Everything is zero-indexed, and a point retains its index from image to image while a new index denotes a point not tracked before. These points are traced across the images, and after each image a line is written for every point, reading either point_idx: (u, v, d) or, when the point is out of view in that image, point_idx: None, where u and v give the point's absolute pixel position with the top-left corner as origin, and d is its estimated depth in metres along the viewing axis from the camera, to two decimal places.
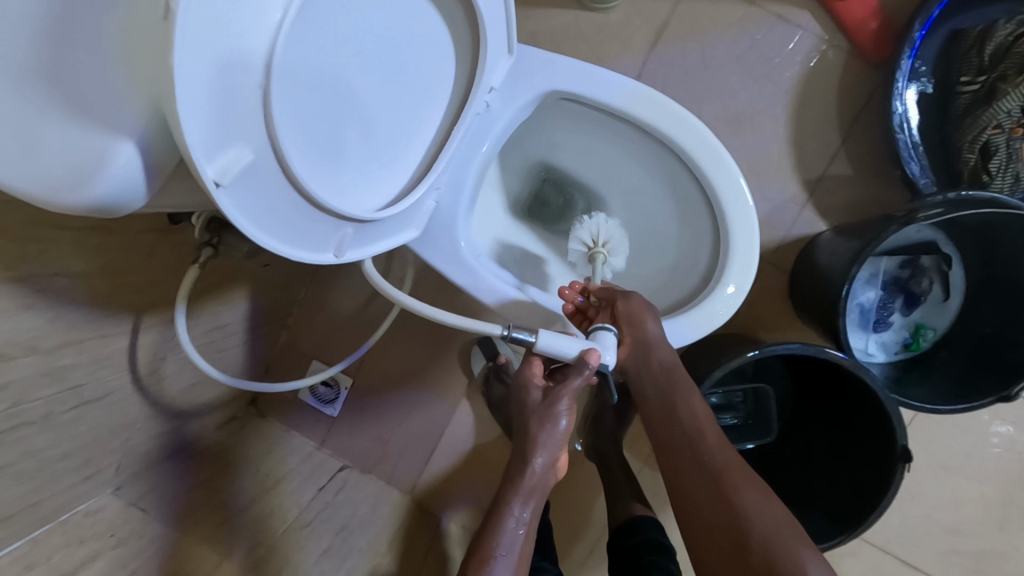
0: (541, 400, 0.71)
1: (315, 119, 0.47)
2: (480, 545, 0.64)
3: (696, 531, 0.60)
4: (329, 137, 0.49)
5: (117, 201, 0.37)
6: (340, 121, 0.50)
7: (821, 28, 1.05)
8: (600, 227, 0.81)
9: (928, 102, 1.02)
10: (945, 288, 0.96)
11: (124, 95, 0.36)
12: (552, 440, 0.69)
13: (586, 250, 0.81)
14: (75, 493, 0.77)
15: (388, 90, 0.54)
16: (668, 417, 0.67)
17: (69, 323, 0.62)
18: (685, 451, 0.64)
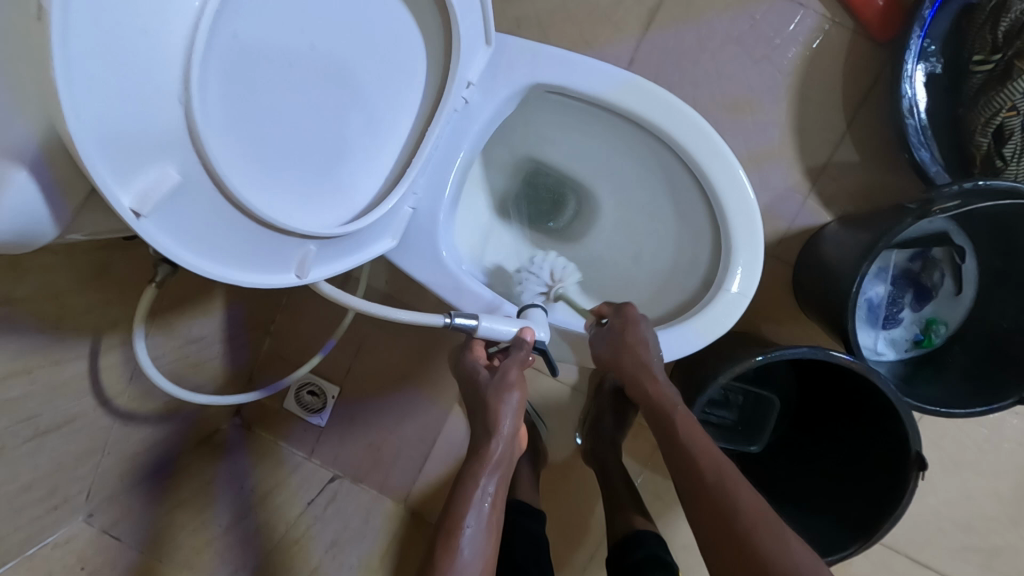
0: (491, 374, 0.68)
1: (261, 129, 0.42)
2: (448, 519, 0.58)
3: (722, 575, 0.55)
4: (282, 148, 0.44)
5: (20, 233, 0.31)
6: (292, 129, 0.44)
7: (824, 6, 0.99)
8: (558, 267, 0.80)
9: (937, 82, 0.97)
10: (958, 280, 0.92)
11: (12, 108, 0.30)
12: (506, 412, 0.65)
13: (546, 293, 0.79)
14: (40, 525, 0.72)
15: (347, 89, 0.48)
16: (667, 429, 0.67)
17: (14, 352, 0.56)
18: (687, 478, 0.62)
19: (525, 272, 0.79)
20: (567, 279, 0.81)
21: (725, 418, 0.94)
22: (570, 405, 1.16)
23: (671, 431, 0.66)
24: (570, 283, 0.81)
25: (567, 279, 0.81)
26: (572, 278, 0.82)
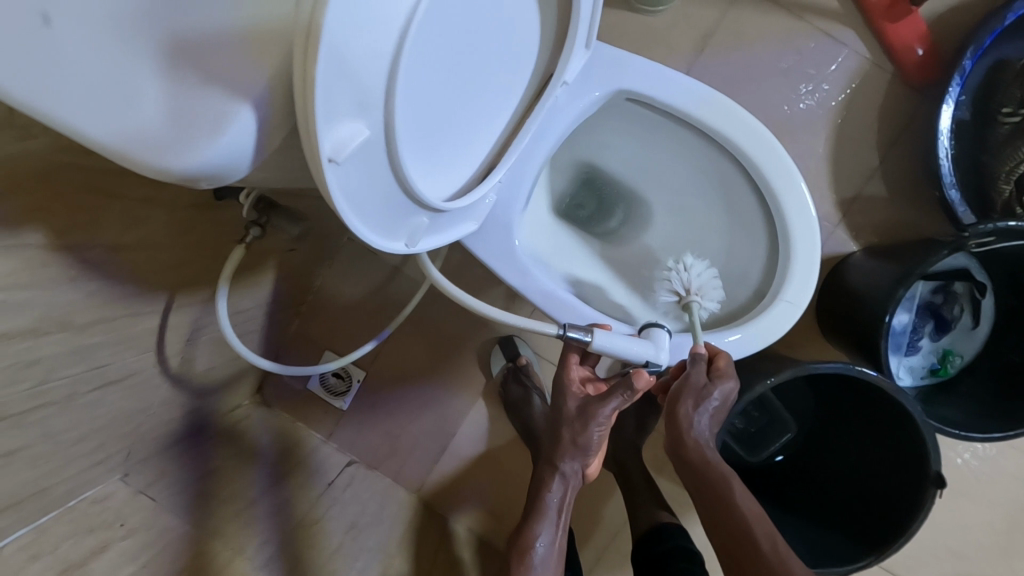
0: (577, 407, 0.73)
1: (420, 105, 0.44)
2: (522, 537, 0.72)
3: None
4: (427, 124, 0.46)
5: (221, 167, 0.33)
6: (437, 108, 0.47)
7: (865, 48, 1.05)
8: (694, 274, 0.73)
9: (965, 129, 1.03)
10: (975, 315, 0.97)
11: (246, 57, 0.33)
12: (584, 450, 0.73)
13: (677, 299, 0.73)
14: (85, 478, 0.72)
15: (481, 75, 0.51)
16: (742, 555, 0.63)
17: (106, 298, 0.57)
18: (732, 540, 0.64)
19: (681, 267, 0.73)
20: (707, 297, 0.73)
21: (739, 426, 0.97)
22: None
23: (724, 507, 0.66)
24: (707, 303, 0.73)
25: (707, 297, 0.73)
26: (712, 298, 0.73)
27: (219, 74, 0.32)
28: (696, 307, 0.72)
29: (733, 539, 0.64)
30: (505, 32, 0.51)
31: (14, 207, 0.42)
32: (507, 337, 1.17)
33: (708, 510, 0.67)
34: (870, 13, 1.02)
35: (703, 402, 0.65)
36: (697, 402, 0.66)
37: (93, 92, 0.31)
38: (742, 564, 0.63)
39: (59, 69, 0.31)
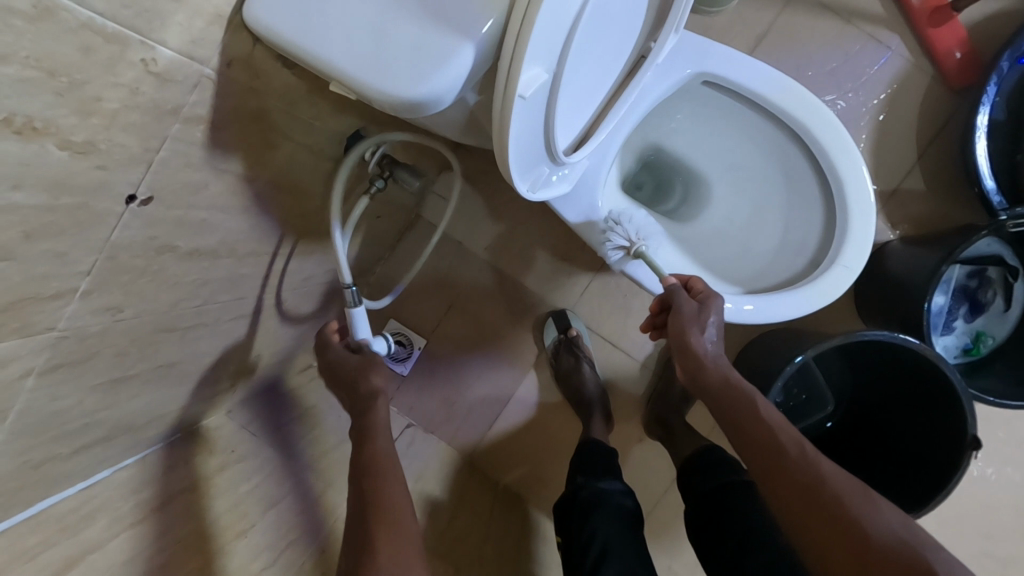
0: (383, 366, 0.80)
1: (574, 70, 0.53)
2: None
3: (817, 547, 0.58)
4: (572, 86, 0.55)
5: (439, 94, 0.42)
6: (580, 75, 0.55)
7: (908, 52, 1.13)
8: (632, 223, 0.78)
9: (999, 129, 1.11)
10: (1007, 299, 1.04)
11: (474, 3, 0.40)
12: None
13: (627, 248, 0.78)
14: (207, 404, 0.81)
15: (611, 52, 0.60)
16: (772, 463, 0.64)
17: (260, 232, 0.66)
18: (761, 450, 0.66)
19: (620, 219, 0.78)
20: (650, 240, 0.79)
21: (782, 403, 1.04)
22: (637, 382, 1.26)
23: (749, 422, 0.67)
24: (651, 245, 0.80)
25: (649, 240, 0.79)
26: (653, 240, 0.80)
27: (451, 19, 0.40)
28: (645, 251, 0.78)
29: (762, 450, 0.66)
30: (629, 17, 0.60)
31: (232, 136, 0.51)
32: (561, 310, 1.24)
33: (733, 427, 0.69)
34: (914, 19, 1.10)
35: (704, 326, 0.72)
36: (700, 325, 0.72)
37: (354, 30, 0.41)
38: (771, 471, 0.64)
39: (338, 15, 0.41)
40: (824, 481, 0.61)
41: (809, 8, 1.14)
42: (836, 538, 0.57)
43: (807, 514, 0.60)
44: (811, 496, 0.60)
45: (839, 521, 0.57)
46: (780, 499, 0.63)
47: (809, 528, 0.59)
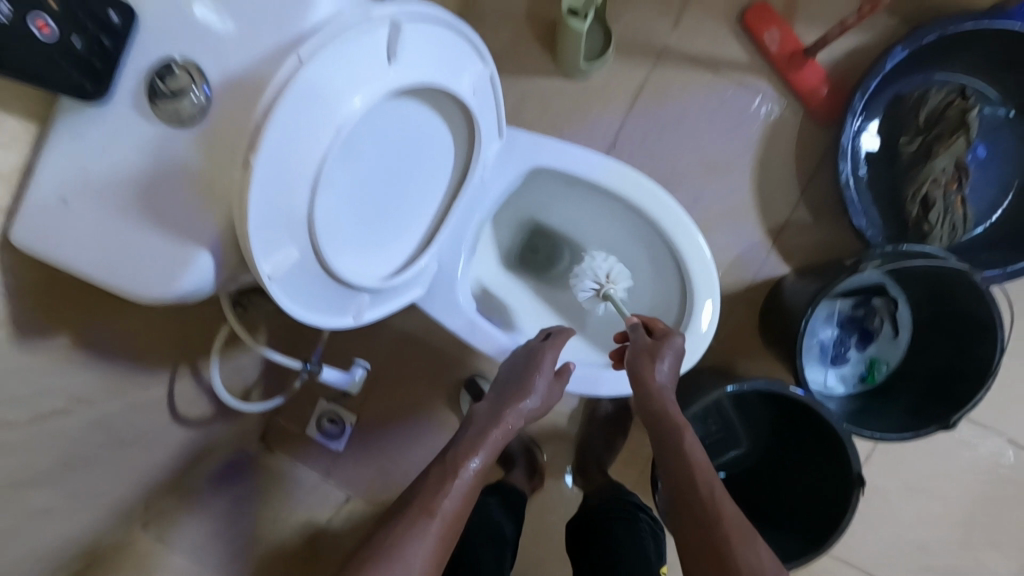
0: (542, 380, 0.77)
1: (344, 211, 0.58)
2: (452, 457, 0.70)
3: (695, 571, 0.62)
4: (354, 222, 0.60)
5: (194, 291, 0.48)
6: (359, 212, 0.60)
7: (778, 93, 1.17)
8: (603, 266, 0.90)
9: (875, 157, 1.15)
10: (895, 324, 1.06)
11: (201, 216, 0.47)
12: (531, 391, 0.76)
13: (598, 290, 0.89)
14: (109, 528, 0.85)
15: (402, 181, 0.64)
16: (689, 501, 0.66)
17: (118, 376, 0.70)
18: (679, 484, 0.68)
19: (591, 264, 0.90)
20: (619, 282, 0.90)
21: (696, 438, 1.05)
22: (564, 434, 1.29)
23: (675, 446, 0.71)
24: (620, 287, 0.90)
25: (618, 282, 0.90)
26: (623, 283, 0.91)
27: (183, 230, 0.46)
28: (613, 292, 0.88)
29: (680, 485, 0.68)
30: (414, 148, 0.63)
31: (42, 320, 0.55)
32: (472, 377, 1.28)
33: (661, 451, 0.72)
34: (775, 64, 1.14)
35: (660, 358, 0.75)
36: (653, 358, 0.75)
37: (98, 252, 0.46)
38: (685, 508, 0.67)
39: (78, 240, 0.46)
40: (725, 533, 0.62)
41: (679, 61, 1.19)
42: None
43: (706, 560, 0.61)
44: (712, 543, 0.62)
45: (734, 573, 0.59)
46: (687, 536, 0.65)
47: (693, 552, 0.63)
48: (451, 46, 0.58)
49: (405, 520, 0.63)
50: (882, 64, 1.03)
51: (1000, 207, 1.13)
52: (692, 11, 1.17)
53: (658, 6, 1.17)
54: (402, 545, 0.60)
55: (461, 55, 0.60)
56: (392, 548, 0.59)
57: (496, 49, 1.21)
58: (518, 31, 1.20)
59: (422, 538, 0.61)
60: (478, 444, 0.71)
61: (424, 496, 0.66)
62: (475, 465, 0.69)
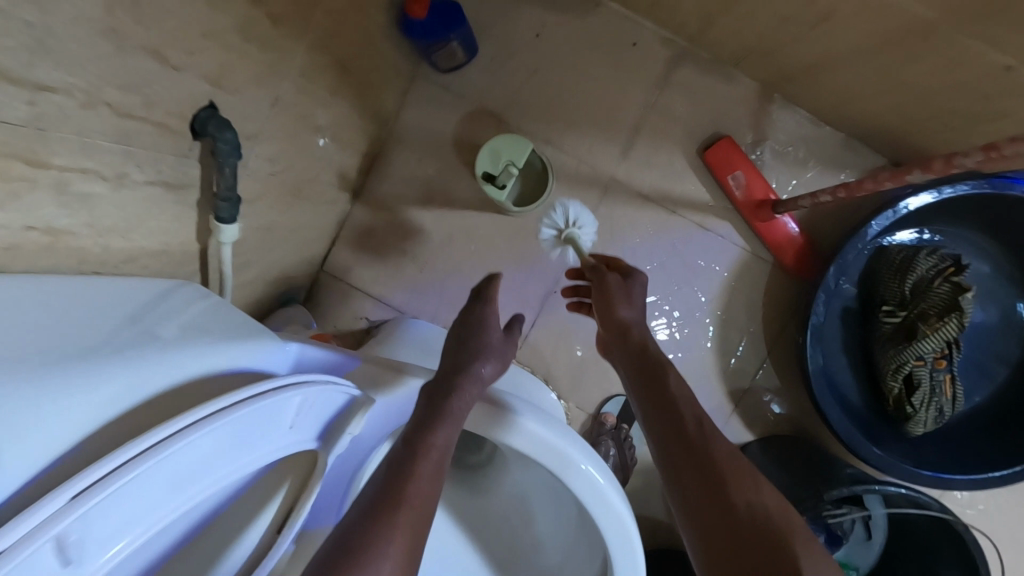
0: (501, 342, 0.73)
1: None
2: (418, 434, 0.60)
3: (698, 524, 0.57)
4: None
5: None
6: None
7: (743, 239, 1.01)
8: (570, 209, 0.98)
9: (851, 316, 1.00)
10: (867, 528, 0.93)
11: None
12: (495, 354, 0.70)
13: (560, 232, 0.98)
14: None
15: None
16: (699, 467, 0.60)
17: None
18: (672, 425, 0.64)
19: (558, 209, 0.98)
20: (583, 227, 0.98)
21: None
22: None
23: (665, 398, 0.66)
24: (584, 232, 0.98)
25: (582, 227, 0.98)
26: (587, 229, 0.99)
27: None
28: (576, 235, 0.96)
29: (681, 449, 0.62)
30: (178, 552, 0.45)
31: None
32: None
33: (647, 402, 0.68)
34: (741, 211, 0.98)
35: (629, 294, 0.77)
36: (627, 301, 0.77)
37: None
38: (671, 447, 0.63)
39: None
40: (747, 513, 0.56)
41: (630, 198, 1.01)
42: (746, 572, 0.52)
43: (727, 540, 0.55)
44: (732, 515, 0.56)
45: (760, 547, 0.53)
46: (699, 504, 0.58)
47: (694, 504, 0.58)
48: (237, 434, 0.43)
49: (368, 519, 0.52)
50: (863, 234, 0.87)
51: (996, 381, 0.98)
52: (645, 142, 1.00)
53: (606, 135, 1.00)
54: (371, 552, 0.49)
55: (251, 435, 0.44)
56: (367, 548, 0.50)
57: (416, 179, 1.04)
58: (442, 160, 1.03)
59: (397, 532, 0.52)
60: (444, 420, 0.61)
61: (389, 481, 0.56)
62: (437, 441, 0.59)
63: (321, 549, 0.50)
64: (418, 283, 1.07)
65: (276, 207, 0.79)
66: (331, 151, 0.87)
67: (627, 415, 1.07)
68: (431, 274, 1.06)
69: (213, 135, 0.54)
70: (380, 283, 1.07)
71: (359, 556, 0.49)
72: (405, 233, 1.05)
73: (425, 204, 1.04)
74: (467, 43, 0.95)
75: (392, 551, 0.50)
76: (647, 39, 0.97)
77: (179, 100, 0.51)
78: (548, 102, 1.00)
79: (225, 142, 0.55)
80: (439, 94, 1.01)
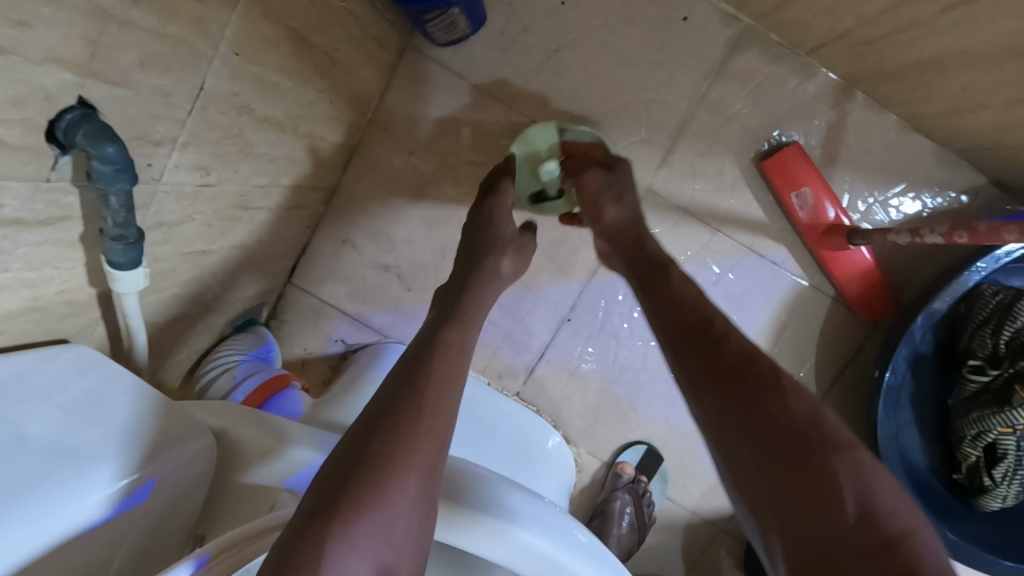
0: (514, 233, 0.66)
1: None
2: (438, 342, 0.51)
3: (742, 459, 0.42)
4: None
5: None
6: None
7: (801, 268, 0.83)
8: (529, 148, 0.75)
9: (926, 365, 0.82)
10: None
11: None
12: (503, 241, 0.64)
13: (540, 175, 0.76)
14: None
15: None
16: (719, 379, 0.46)
17: None
18: (696, 331, 0.50)
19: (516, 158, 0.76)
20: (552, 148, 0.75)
21: None
22: None
23: (681, 307, 0.53)
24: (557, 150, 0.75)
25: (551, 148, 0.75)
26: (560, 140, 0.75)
27: None
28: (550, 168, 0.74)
29: (692, 355, 0.48)
30: None
31: None
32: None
33: (662, 317, 0.53)
34: (803, 236, 0.80)
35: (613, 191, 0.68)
36: (609, 198, 0.68)
37: None
38: (693, 358, 0.48)
39: None
40: (805, 424, 0.42)
41: (666, 212, 0.83)
42: (809, 508, 0.38)
43: (774, 468, 0.41)
44: (777, 431, 0.42)
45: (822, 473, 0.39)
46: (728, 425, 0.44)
47: (739, 428, 0.43)
48: None
49: (387, 421, 0.43)
50: (956, 285, 0.74)
51: None
52: (689, 144, 0.81)
53: (642, 134, 0.81)
54: (401, 466, 0.40)
55: None
56: (394, 458, 0.40)
57: (405, 177, 0.85)
58: (437, 157, 0.84)
59: (424, 451, 0.41)
60: (460, 322, 0.54)
61: (389, 398, 0.45)
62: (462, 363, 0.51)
63: (335, 464, 0.41)
64: (405, 303, 0.89)
65: (216, 223, 0.60)
66: (293, 147, 0.68)
67: (646, 468, 0.91)
68: (420, 293, 0.88)
69: (81, 148, 0.35)
70: (360, 301, 0.89)
71: (386, 468, 0.40)
72: (390, 242, 0.87)
73: (415, 209, 0.86)
74: (473, 12, 0.73)
75: (419, 465, 0.41)
76: (702, 12, 0.77)
77: (20, 102, 0.32)
78: (572, 88, 0.80)
79: (103, 160, 0.36)
80: (436, 71, 0.81)
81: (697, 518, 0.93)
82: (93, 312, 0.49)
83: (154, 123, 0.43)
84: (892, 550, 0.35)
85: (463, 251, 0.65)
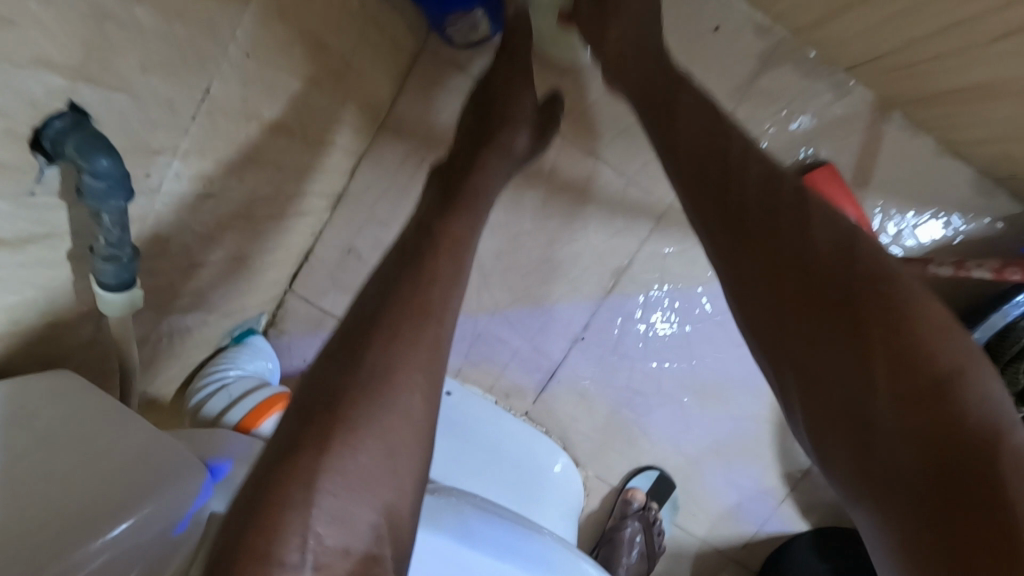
0: (525, 112, 0.62)
1: None
2: (442, 231, 0.48)
3: (773, 322, 0.40)
4: None
5: None
6: None
7: None
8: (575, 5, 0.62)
9: None
10: None
11: None
12: (515, 122, 0.61)
13: None
14: None
15: None
16: (747, 243, 0.42)
17: None
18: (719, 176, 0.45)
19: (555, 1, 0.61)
20: None
21: None
22: None
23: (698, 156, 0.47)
24: None
25: None
26: None
27: None
28: None
29: (716, 208, 0.44)
30: None
31: None
32: None
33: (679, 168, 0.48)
34: None
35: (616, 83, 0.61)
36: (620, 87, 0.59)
37: None
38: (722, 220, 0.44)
39: None
40: (843, 253, 0.39)
41: (687, 230, 0.79)
42: (844, 379, 0.36)
43: (812, 322, 0.38)
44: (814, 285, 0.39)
45: (887, 336, 0.36)
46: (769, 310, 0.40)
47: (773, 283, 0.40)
48: None
49: (380, 326, 0.41)
50: (994, 320, 0.73)
51: None
52: None
53: None
54: (398, 373, 0.40)
55: None
56: (394, 368, 0.40)
57: (414, 185, 0.80)
58: None
59: (420, 353, 0.41)
60: (463, 209, 0.51)
61: (389, 292, 0.43)
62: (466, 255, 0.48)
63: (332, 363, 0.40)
64: None
65: (215, 235, 0.56)
66: (300, 152, 0.64)
67: (657, 494, 0.87)
68: None
69: (71, 162, 0.31)
70: None
71: (383, 376, 0.39)
72: None
73: None
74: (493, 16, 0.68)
75: (418, 380, 0.40)
76: (736, 22, 0.72)
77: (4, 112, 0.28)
78: None
79: (94, 174, 0.32)
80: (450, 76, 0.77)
81: (709, 547, 0.90)
82: (83, 335, 0.45)
83: (154, 132, 0.39)
84: (941, 388, 0.34)
85: (469, 129, 0.61)
